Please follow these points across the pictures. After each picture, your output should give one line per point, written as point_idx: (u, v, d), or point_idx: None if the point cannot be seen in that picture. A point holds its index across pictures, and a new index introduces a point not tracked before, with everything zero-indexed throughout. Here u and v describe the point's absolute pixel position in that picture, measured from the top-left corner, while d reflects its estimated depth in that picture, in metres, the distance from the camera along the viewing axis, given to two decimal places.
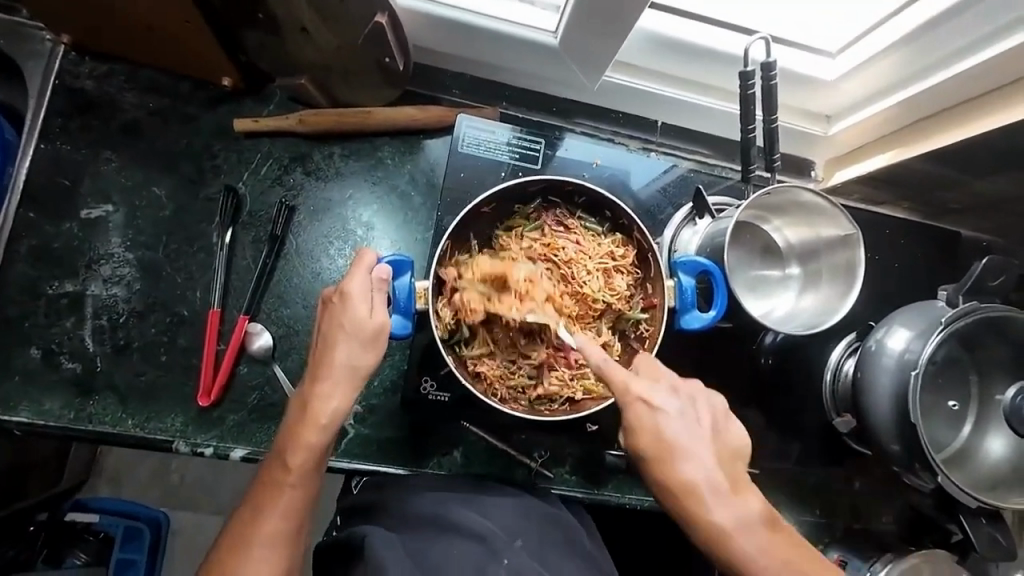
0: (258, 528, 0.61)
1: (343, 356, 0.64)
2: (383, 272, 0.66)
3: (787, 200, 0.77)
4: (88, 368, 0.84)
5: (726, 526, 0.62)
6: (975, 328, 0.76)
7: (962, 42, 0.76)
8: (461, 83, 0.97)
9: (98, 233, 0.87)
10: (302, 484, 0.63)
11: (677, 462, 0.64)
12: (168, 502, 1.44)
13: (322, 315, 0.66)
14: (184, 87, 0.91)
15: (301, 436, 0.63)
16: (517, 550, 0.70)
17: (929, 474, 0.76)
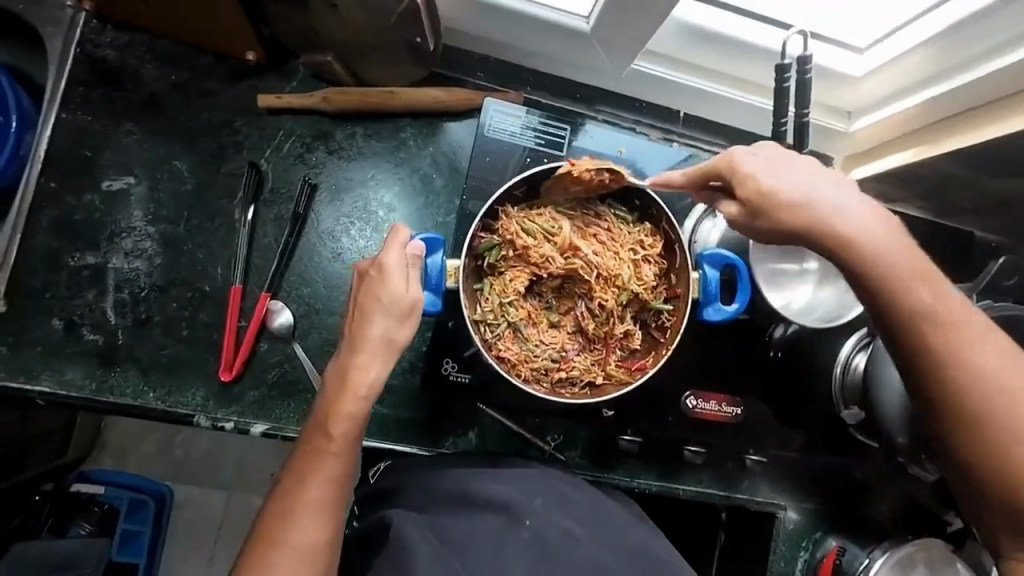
0: (304, 494, 0.62)
1: (379, 329, 0.65)
2: (418, 249, 0.69)
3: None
4: (109, 340, 0.84)
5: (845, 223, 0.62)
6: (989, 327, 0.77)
7: (994, 42, 0.76)
8: (486, 66, 0.96)
9: (119, 206, 0.86)
10: (344, 452, 0.64)
11: (826, 212, 0.63)
12: (170, 476, 1.45)
13: (356, 287, 0.67)
14: (207, 60, 0.90)
15: (341, 407, 0.64)
16: (538, 512, 0.73)
17: (935, 466, 0.79)
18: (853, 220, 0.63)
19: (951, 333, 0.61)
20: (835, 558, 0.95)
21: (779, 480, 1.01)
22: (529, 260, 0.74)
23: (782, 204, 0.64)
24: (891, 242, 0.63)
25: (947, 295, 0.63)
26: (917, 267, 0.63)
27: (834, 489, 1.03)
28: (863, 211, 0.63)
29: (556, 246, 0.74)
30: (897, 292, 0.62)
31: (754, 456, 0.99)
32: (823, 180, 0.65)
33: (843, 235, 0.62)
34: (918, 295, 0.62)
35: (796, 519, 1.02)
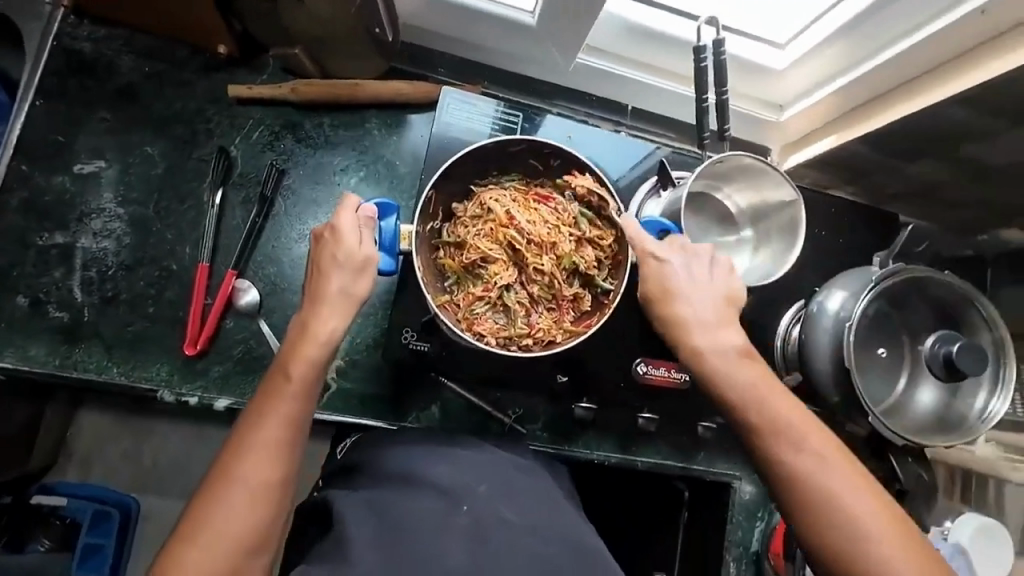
0: (261, 432, 0.65)
1: (338, 283, 0.70)
2: (369, 211, 0.73)
3: (732, 166, 0.84)
4: (74, 317, 0.86)
5: (708, 355, 0.74)
6: (901, 287, 0.85)
7: (893, 34, 0.86)
8: (447, 62, 1.04)
9: (90, 188, 0.90)
10: (302, 394, 0.68)
11: (691, 335, 0.75)
12: (136, 479, 1.43)
13: (315, 250, 0.72)
14: (181, 53, 0.96)
15: (300, 351, 0.69)
16: (478, 496, 0.73)
17: (865, 420, 0.85)
18: (718, 355, 0.74)
19: (823, 468, 0.68)
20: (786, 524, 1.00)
21: (733, 451, 1.06)
22: (477, 229, 0.80)
23: (671, 312, 0.76)
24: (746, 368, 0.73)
25: (811, 426, 0.70)
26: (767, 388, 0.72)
27: None
28: (714, 322, 0.75)
29: (500, 215, 0.80)
30: (800, 493, 0.68)
31: (705, 424, 1.02)
32: (719, 338, 0.75)
33: (693, 342, 0.75)
34: (784, 439, 0.69)
35: (752, 490, 1.06)
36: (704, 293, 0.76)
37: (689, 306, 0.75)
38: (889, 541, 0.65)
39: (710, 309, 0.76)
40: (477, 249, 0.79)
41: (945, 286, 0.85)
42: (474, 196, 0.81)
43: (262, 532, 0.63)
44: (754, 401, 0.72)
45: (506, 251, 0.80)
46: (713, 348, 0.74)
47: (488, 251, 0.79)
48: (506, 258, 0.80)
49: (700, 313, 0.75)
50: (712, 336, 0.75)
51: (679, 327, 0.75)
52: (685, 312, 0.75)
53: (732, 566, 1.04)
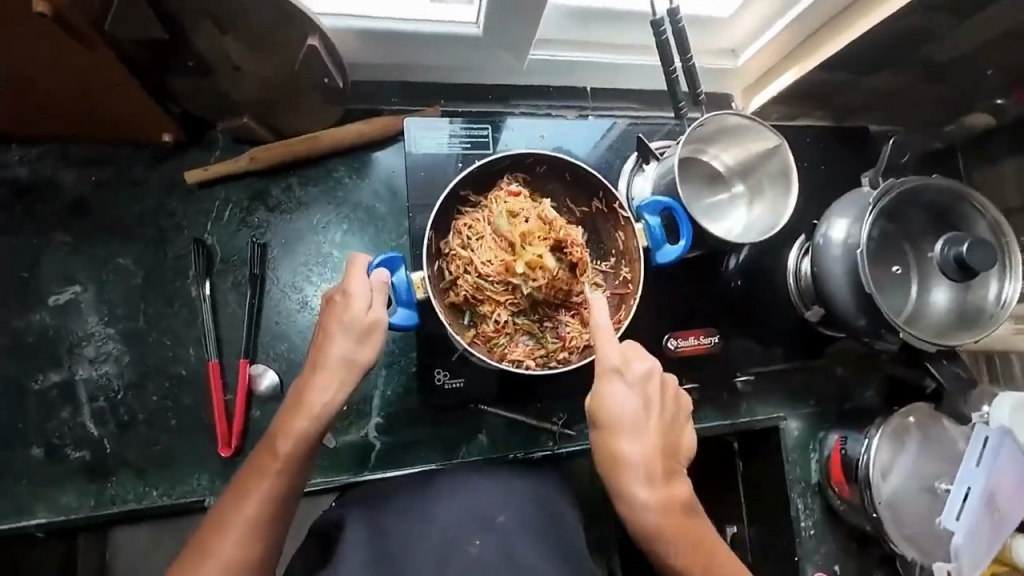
0: (240, 509, 0.64)
1: (340, 349, 0.68)
2: (382, 277, 0.71)
3: (716, 127, 0.85)
4: (97, 452, 0.82)
5: (627, 459, 0.71)
6: (895, 202, 0.88)
7: None
8: (398, 90, 1.00)
9: (71, 316, 0.85)
10: (287, 472, 0.66)
11: (616, 436, 0.72)
12: None
13: (325, 313, 0.71)
14: (124, 151, 0.90)
15: (292, 423, 0.67)
16: (496, 529, 0.78)
17: (893, 335, 0.88)
18: (638, 464, 0.71)
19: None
20: (841, 449, 1.03)
21: (772, 395, 1.08)
22: (473, 261, 0.77)
23: (616, 445, 0.71)
24: (675, 490, 0.72)
25: (702, 541, 0.71)
26: (670, 499, 0.71)
27: (822, 388, 1.10)
28: (640, 419, 0.72)
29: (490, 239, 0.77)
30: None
31: (742, 379, 1.05)
32: (638, 442, 0.72)
33: (614, 443, 0.72)
34: (672, 549, 0.70)
35: (798, 427, 1.09)
36: (628, 396, 0.72)
37: (633, 443, 0.71)
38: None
39: (633, 406, 0.72)
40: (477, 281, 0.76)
41: (935, 189, 0.88)
42: (458, 227, 0.79)
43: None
44: (659, 509, 0.70)
45: (505, 275, 0.76)
46: (632, 454, 0.71)
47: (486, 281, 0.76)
48: (509, 281, 0.76)
49: (625, 413, 0.72)
50: (631, 441, 0.71)
51: (620, 465, 0.71)
52: (631, 444, 0.71)
53: (798, 503, 1.07)
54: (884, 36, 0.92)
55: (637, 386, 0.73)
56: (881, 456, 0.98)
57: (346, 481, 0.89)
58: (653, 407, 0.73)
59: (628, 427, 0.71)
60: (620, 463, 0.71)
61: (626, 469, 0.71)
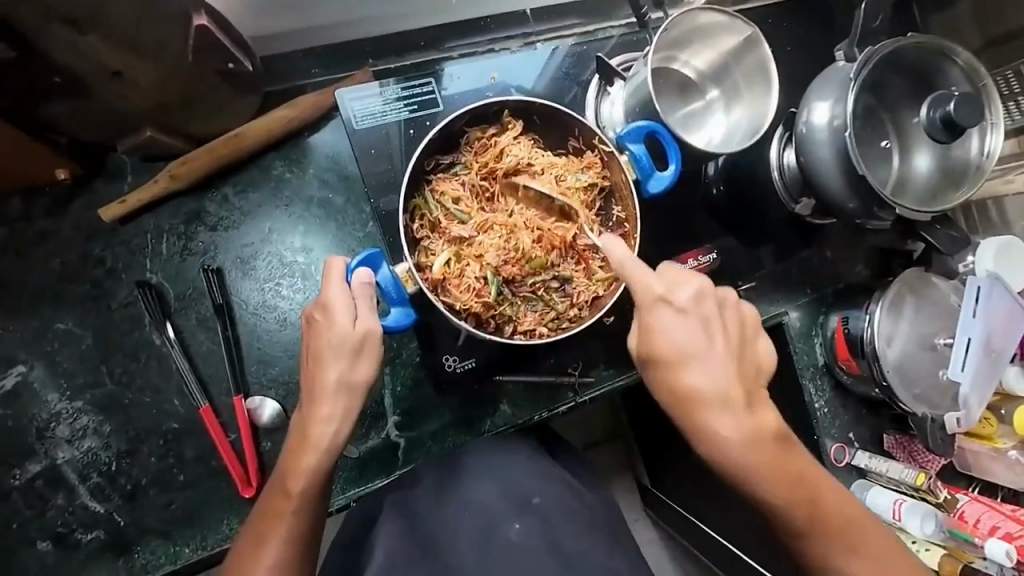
0: (260, 557, 0.61)
1: (335, 374, 0.63)
2: (364, 276, 0.65)
3: (685, 28, 0.77)
4: (111, 527, 0.77)
5: (697, 386, 0.66)
6: (875, 71, 0.83)
7: None
8: (316, 58, 0.87)
9: (28, 399, 0.76)
10: (303, 509, 0.64)
11: (683, 372, 0.66)
12: None
13: (307, 336, 0.65)
14: (18, 202, 0.77)
15: (300, 461, 0.64)
16: (532, 512, 0.76)
17: (888, 210, 0.86)
18: (711, 387, 0.66)
19: (808, 503, 0.67)
20: (844, 329, 1.04)
21: (774, 293, 1.08)
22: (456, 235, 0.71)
23: (671, 370, 0.67)
24: (742, 412, 0.67)
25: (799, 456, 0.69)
26: (756, 417, 0.68)
27: (820, 274, 1.10)
28: (707, 337, 0.67)
29: (466, 208, 0.71)
30: (787, 509, 0.68)
31: (744, 285, 1.04)
32: (698, 365, 0.66)
33: (684, 380, 0.66)
34: (777, 468, 0.67)
35: (798, 317, 1.10)
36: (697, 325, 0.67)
37: (691, 373, 0.66)
38: (859, 548, 0.67)
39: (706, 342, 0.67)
40: (469, 255, 0.71)
41: (913, 48, 0.83)
42: (429, 205, 0.71)
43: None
44: (741, 447, 0.67)
45: (494, 241, 0.71)
46: (700, 386, 0.66)
47: (481, 247, 0.71)
48: (503, 247, 0.70)
49: (691, 348, 0.66)
50: (694, 367, 0.66)
51: (690, 398, 0.66)
52: (685, 374, 0.66)
53: (810, 386, 1.09)
54: None
55: (689, 296, 0.67)
56: (883, 329, 1.00)
57: (382, 484, 0.86)
58: (716, 339, 0.68)
59: (692, 356, 0.66)
60: (683, 393, 0.66)
61: (692, 393, 0.66)
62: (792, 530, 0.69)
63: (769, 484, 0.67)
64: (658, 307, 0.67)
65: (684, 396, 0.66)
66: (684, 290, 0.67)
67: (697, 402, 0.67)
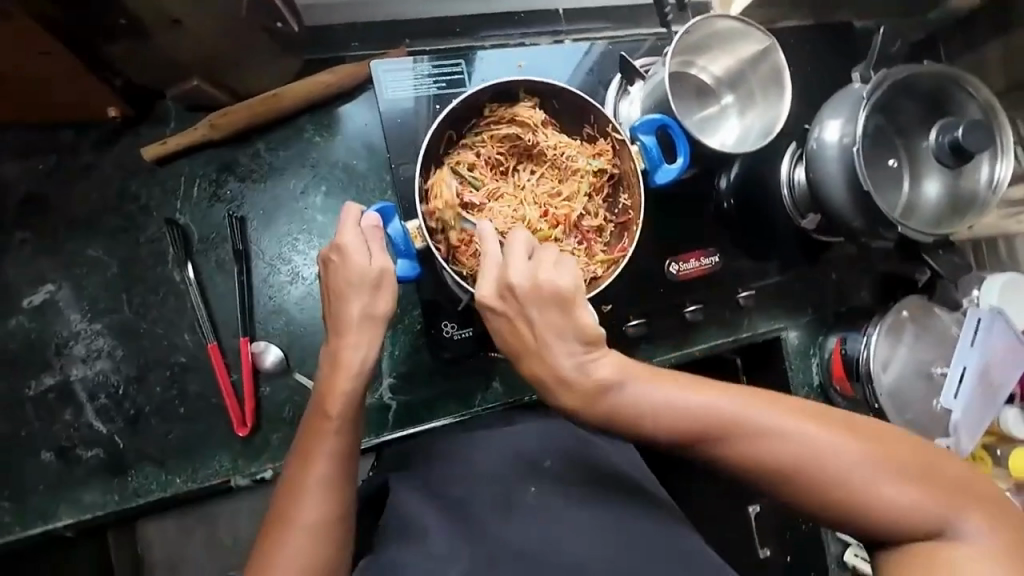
0: (312, 473, 0.65)
1: (358, 307, 0.67)
2: (373, 220, 0.69)
3: (704, 33, 0.82)
4: (111, 448, 0.81)
5: (569, 387, 0.61)
6: (889, 93, 0.86)
7: None
8: (356, 33, 0.93)
9: (52, 317, 0.80)
10: (344, 428, 0.67)
11: (541, 360, 0.62)
12: (237, 566, 1.42)
13: (324, 275, 0.68)
14: (69, 135, 0.83)
15: (334, 385, 0.67)
16: (546, 474, 0.75)
17: (893, 231, 0.88)
18: (581, 368, 0.61)
19: (809, 448, 0.59)
20: (841, 350, 1.04)
21: (775, 307, 1.09)
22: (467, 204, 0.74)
23: (542, 374, 0.62)
24: (659, 390, 0.61)
25: (763, 408, 0.60)
26: (664, 400, 0.61)
27: (824, 294, 1.11)
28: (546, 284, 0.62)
29: (479, 177, 0.74)
30: (794, 480, 0.59)
31: (744, 294, 1.04)
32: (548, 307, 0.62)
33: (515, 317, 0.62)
34: (740, 441, 0.60)
35: (797, 335, 1.10)
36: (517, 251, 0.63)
37: (596, 377, 0.61)
38: (882, 464, 0.59)
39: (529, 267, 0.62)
40: (478, 221, 0.74)
41: (927, 76, 0.86)
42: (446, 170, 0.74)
43: (323, 573, 0.64)
44: (629, 402, 0.61)
45: (503, 212, 0.74)
46: (589, 375, 0.61)
47: (490, 216, 0.74)
48: (511, 220, 0.74)
49: (540, 331, 0.62)
50: (553, 348, 0.62)
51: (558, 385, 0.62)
52: (593, 388, 0.61)
53: None
54: None
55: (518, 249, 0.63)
56: (879, 352, 1.01)
57: (370, 442, 0.89)
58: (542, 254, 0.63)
59: (578, 368, 0.62)
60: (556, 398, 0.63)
61: (553, 380, 0.62)
62: (825, 499, 0.59)
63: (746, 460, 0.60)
64: (517, 323, 0.62)
65: (577, 405, 0.62)
66: (511, 249, 0.63)
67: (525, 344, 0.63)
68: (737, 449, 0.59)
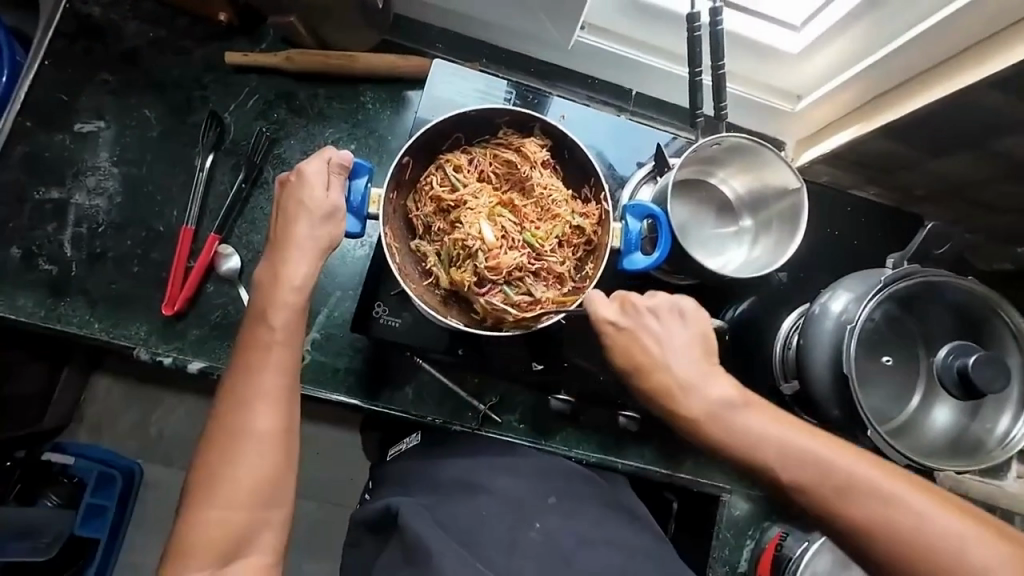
0: (253, 383, 0.66)
1: (304, 228, 0.70)
2: (344, 159, 0.73)
3: (724, 148, 0.79)
4: (63, 271, 0.88)
5: (675, 388, 0.70)
6: (915, 290, 0.77)
7: (903, 21, 0.80)
8: (444, 38, 1.03)
9: (88, 147, 0.92)
10: (286, 342, 0.68)
11: (658, 375, 0.71)
12: (143, 453, 1.43)
13: (280, 193, 0.73)
14: (183, 21, 0.97)
15: (278, 300, 0.69)
16: (548, 511, 0.79)
17: (867, 436, 0.77)
18: (688, 381, 0.70)
19: (893, 511, 0.62)
20: (777, 545, 0.93)
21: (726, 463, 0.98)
22: (441, 199, 0.77)
23: (656, 384, 0.71)
24: (750, 420, 0.68)
25: (825, 443, 0.66)
26: (729, 412, 0.68)
27: None
28: (682, 328, 0.73)
29: (464, 180, 0.78)
30: (832, 506, 0.64)
31: None
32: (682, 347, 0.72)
33: (653, 351, 0.71)
34: (825, 481, 0.64)
35: (744, 507, 0.99)
36: (671, 314, 0.73)
37: (696, 401, 0.69)
38: (930, 505, 0.62)
39: (684, 342, 0.72)
40: (445, 215, 0.77)
41: (961, 290, 0.77)
42: (439, 163, 0.78)
43: (275, 485, 0.65)
44: (728, 426, 0.68)
45: (469, 216, 0.76)
46: (681, 383, 0.70)
47: (457, 214, 0.77)
48: (470, 225, 0.75)
49: (676, 358, 0.71)
50: (666, 359, 0.71)
51: (670, 397, 0.70)
52: (711, 404, 0.69)
53: None
54: (948, 125, 0.82)
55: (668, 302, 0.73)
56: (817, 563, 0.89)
57: None
58: (679, 316, 0.73)
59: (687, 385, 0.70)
60: (681, 411, 0.70)
61: (673, 394, 0.70)
62: (902, 548, 0.61)
63: (838, 506, 0.63)
64: (639, 353, 0.71)
65: (680, 413, 0.70)
66: (654, 299, 0.73)
67: (650, 364, 0.71)
68: (862, 478, 0.63)
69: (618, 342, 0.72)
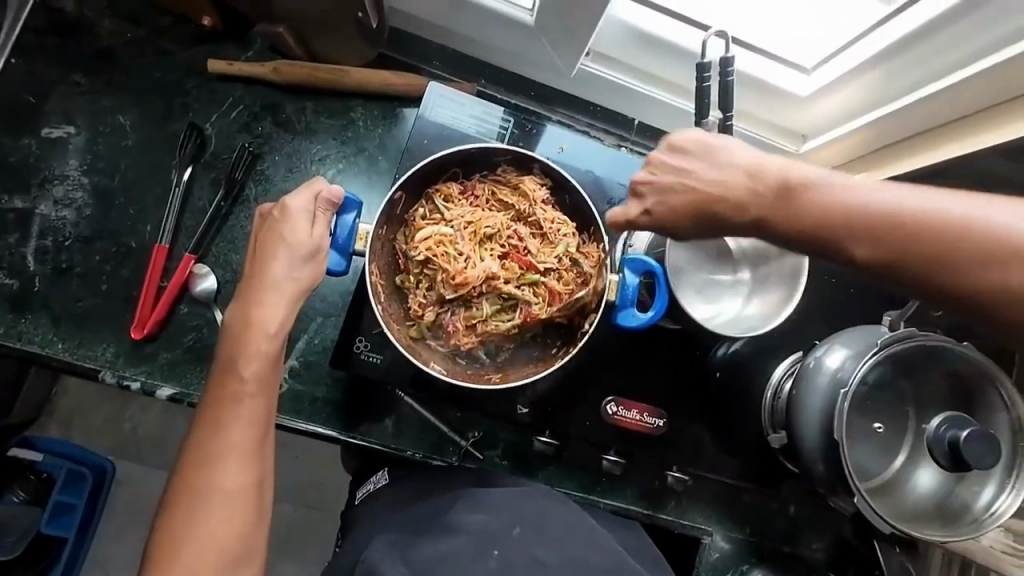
0: (223, 437, 0.63)
1: (282, 268, 0.66)
2: (334, 195, 0.69)
3: None
4: (24, 287, 0.83)
5: (727, 203, 0.61)
6: (910, 354, 0.76)
7: (914, 78, 0.77)
8: (443, 55, 0.98)
9: (57, 153, 0.87)
10: (260, 392, 0.65)
11: (715, 206, 0.61)
12: (114, 451, 1.37)
13: (259, 228, 0.69)
14: (165, 21, 0.91)
15: (250, 347, 0.65)
16: (512, 539, 0.69)
17: (849, 497, 0.76)
18: (735, 191, 0.60)
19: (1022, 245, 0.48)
20: None
21: (709, 506, 0.97)
22: (428, 236, 0.73)
23: (711, 212, 0.62)
24: (816, 201, 0.56)
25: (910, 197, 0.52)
26: (799, 199, 0.57)
27: (768, 521, 0.98)
28: (711, 153, 0.63)
29: (456, 217, 0.74)
30: (954, 264, 0.50)
31: (675, 473, 0.94)
32: (726, 163, 0.62)
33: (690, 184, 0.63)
34: (932, 237, 0.50)
35: (724, 548, 0.97)
36: (685, 141, 0.64)
37: (759, 203, 0.59)
38: None
39: (716, 164, 0.62)
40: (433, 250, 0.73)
41: (958, 358, 0.76)
42: (430, 195, 0.75)
43: (243, 543, 0.62)
44: (799, 221, 0.57)
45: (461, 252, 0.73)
46: (731, 195, 0.61)
47: (447, 248, 0.73)
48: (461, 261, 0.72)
49: (720, 179, 0.61)
50: (710, 186, 0.62)
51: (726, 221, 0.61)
52: (773, 192, 0.58)
53: None
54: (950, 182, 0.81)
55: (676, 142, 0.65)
56: None
57: None
58: (700, 146, 0.64)
59: (755, 190, 0.60)
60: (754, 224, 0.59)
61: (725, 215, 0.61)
62: None
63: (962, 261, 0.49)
64: (689, 179, 0.63)
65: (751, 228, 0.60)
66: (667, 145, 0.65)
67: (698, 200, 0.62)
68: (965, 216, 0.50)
69: (657, 205, 0.65)
